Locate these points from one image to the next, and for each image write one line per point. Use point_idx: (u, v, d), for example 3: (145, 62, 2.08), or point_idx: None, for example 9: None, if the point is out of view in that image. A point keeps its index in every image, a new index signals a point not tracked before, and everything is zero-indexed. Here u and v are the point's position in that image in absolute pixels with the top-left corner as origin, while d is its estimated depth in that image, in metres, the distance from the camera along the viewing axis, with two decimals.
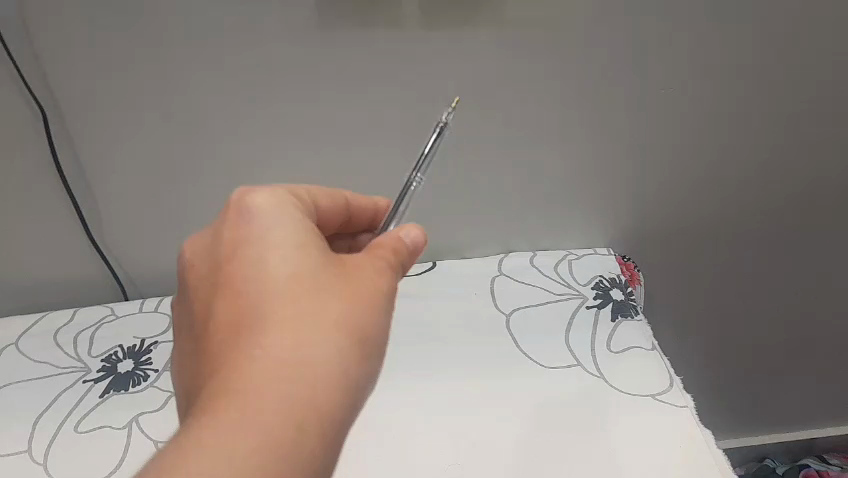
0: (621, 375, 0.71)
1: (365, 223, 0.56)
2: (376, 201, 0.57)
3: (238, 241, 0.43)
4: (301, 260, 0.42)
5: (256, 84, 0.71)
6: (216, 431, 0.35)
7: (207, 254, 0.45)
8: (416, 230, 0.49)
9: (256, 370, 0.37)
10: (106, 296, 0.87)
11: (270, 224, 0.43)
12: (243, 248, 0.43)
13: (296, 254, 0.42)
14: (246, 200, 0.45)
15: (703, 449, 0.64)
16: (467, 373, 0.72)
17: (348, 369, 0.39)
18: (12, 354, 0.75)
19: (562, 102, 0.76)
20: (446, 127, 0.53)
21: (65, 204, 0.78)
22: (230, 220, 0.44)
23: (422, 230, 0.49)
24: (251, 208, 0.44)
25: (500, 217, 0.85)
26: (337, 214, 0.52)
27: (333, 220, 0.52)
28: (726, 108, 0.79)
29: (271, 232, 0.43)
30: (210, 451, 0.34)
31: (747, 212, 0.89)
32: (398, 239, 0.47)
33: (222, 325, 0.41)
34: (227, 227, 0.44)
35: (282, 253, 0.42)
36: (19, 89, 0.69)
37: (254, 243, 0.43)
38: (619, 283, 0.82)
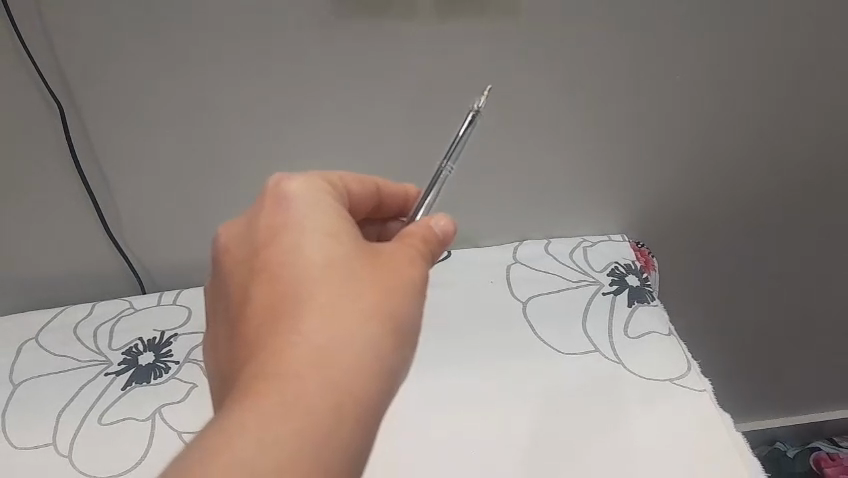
0: (640, 360, 0.72)
1: (395, 209, 0.56)
2: (406, 188, 0.57)
3: (275, 228, 0.44)
4: (336, 247, 0.43)
5: (272, 74, 0.72)
6: (255, 416, 0.36)
7: (243, 239, 0.46)
8: (446, 220, 0.49)
9: (295, 356, 0.38)
10: (123, 290, 0.87)
11: (306, 213, 0.44)
12: (280, 235, 0.43)
13: (330, 241, 0.43)
14: (282, 187, 0.46)
15: (722, 433, 0.65)
16: (486, 362, 0.73)
17: (383, 357, 0.40)
18: (33, 348, 0.76)
19: (573, 90, 0.76)
20: (478, 114, 0.54)
21: (83, 197, 0.79)
22: (267, 206, 0.45)
23: (452, 220, 0.49)
24: (288, 195, 0.45)
25: (513, 206, 0.85)
26: (367, 200, 0.53)
27: (363, 205, 0.53)
28: (738, 94, 0.79)
29: (308, 220, 0.44)
30: (252, 435, 0.35)
31: (761, 196, 0.89)
32: (428, 228, 0.48)
33: (260, 310, 0.41)
34: (264, 214, 0.45)
35: (316, 241, 0.43)
36: (36, 83, 0.71)
37: (292, 230, 0.43)
38: (634, 269, 0.83)
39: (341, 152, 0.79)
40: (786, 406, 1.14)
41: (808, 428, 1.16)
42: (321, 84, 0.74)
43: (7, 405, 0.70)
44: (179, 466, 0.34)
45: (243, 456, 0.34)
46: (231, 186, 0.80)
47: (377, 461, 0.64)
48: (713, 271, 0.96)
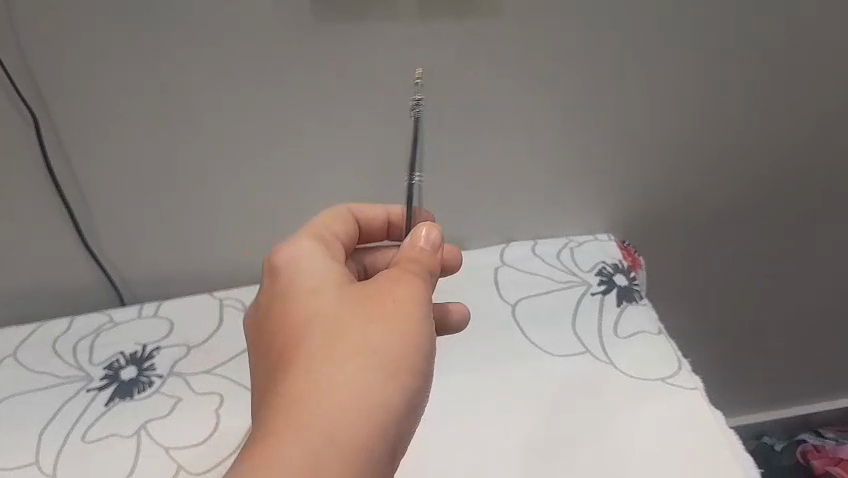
0: (632, 360, 0.71)
1: (380, 231, 0.62)
2: (387, 209, 0.62)
3: (279, 286, 0.50)
4: (331, 292, 0.48)
5: (254, 77, 0.72)
6: (266, 447, 0.40)
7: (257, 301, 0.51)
8: (431, 231, 0.52)
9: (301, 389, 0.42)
10: (102, 304, 0.85)
11: (303, 269, 0.50)
12: (284, 291, 0.49)
13: (326, 292, 0.48)
14: (281, 250, 0.51)
15: (715, 429, 0.64)
16: (477, 367, 0.72)
17: (384, 378, 0.43)
18: (10, 365, 0.74)
19: (554, 89, 0.77)
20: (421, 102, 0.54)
21: (59, 208, 0.77)
22: (271, 270, 0.51)
23: (437, 229, 0.53)
24: (286, 255, 0.51)
25: (498, 207, 0.85)
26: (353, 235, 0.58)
27: (352, 239, 0.59)
28: (718, 90, 0.80)
29: (304, 275, 0.49)
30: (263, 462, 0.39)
31: (745, 192, 0.89)
32: (417, 247, 0.51)
33: (273, 356, 0.46)
34: (270, 278, 0.51)
35: (313, 294, 0.48)
36: (8, 91, 0.69)
37: (293, 285, 0.49)
38: (622, 268, 0.82)
39: (325, 154, 0.78)
40: (775, 400, 1.14)
41: (794, 421, 1.16)
42: (304, 87, 0.73)
43: None
44: None
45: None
46: (212, 193, 0.79)
47: None
48: (698, 268, 0.96)
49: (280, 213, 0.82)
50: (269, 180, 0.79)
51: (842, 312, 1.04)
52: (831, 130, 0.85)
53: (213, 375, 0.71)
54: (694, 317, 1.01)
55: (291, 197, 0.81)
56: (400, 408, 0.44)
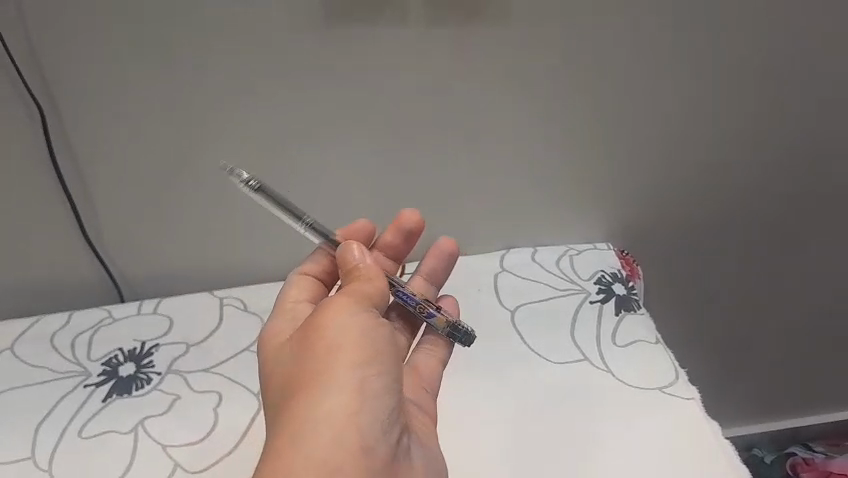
0: (629, 369, 0.72)
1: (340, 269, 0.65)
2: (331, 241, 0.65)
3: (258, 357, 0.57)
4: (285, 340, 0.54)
5: (261, 77, 0.72)
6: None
7: None
8: (351, 249, 0.57)
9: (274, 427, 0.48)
10: (99, 299, 0.85)
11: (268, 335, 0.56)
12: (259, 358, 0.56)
13: (284, 345, 0.53)
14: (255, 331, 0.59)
15: (712, 440, 0.65)
16: (476, 372, 0.72)
17: (333, 385, 0.48)
18: (7, 359, 0.74)
19: (559, 97, 0.77)
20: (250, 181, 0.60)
21: (60, 202, 0.77)
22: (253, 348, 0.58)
23: (353, 246, 0.57)
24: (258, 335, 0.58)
25: (500, 213, 0.85)
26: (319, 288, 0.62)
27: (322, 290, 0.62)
28: (719, 103, 0.81)
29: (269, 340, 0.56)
30: None
31: (743, 205, 0.90)
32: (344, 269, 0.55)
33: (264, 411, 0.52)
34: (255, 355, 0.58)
35: (273, 359, 0.53)
36: (15, 83, 0.69)
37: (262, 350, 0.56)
38: (621, 277, 0.83)
39: (329, 155, 0.78)
40: (767, 413, 1.15)
41: (785, 435, 1.17)
42: (310, 88, 0.73)
43: None
44: None
45: None
46: (214, 191, 0.79)
47: None
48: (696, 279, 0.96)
49: (281, 213, 0.82)
50: (272, 179, 0.79)
51: (836, 328, 1.04)
52: (829, 146, 0.86)
53: (211, 374, 0.71)
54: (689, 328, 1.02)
55: (294, 197, 0.81)
56: (359, 422, 0.47)
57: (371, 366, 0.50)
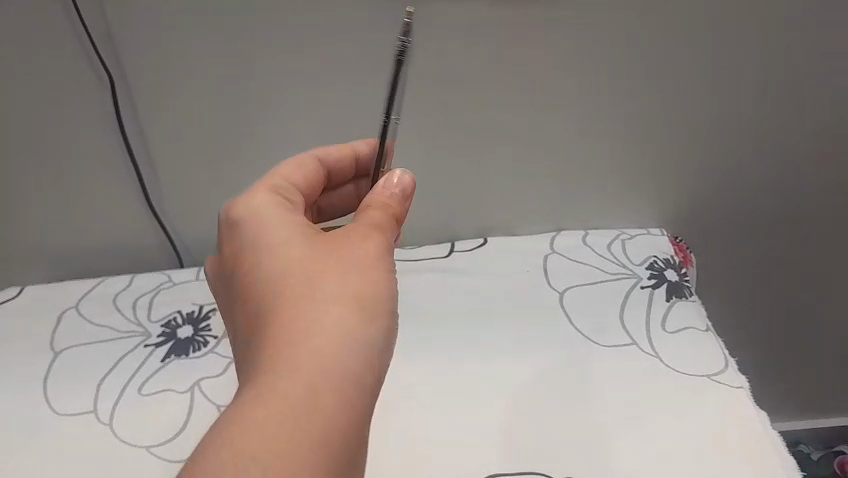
0: (679, 354, 0.71)
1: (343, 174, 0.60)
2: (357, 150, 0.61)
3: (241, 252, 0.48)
4: (292, 248, 0.45)
5: (322, 53, 0.73)
6: (265, 391, 0.37)
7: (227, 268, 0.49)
8: (406, 175, 0.53)
9: (287, 337, 0.40)
10: (160, 264, 0.88)
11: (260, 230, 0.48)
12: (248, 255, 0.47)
13: (291, 248, 0.45)
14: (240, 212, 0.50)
15: (759, 430, 0.64)
16: (520, 355, 0.72)
17: (359, 320, 0.41)
18: (73, 317, 0.77)
19: (614, 80, 0.77)
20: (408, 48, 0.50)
21: (125, 167, 0.80)
22: (231, 235, 0.50)
23: (411, 177, 0.53)
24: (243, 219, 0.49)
25: (552, 196, 0.85)
26: (316, 182, 0.57)
27: (315, 184, 0.57)
28: (780, 88, 0.79)
29: (263, 237, 0.47)
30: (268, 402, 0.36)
31: (800, 195, 0.88)
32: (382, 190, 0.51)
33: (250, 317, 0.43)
34: (229, 243, 0.50)
35: (276, 262, 0.45)
36: (88, 54, 0.72)
37: (254, 246, 0.47)
38: (673, 263, 0.82)
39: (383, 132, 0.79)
40: (815, 409, 1.13)
41: (832, 433, 1.14)
42: (369, 64, 0.74)
43: (48, 371, 0.71)
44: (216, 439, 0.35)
45: (274, 420, 0.35)
46: (269, 164, 0.81)
47: (417, 448, 0.64)
48: (747, 270, 0.95)
49: None
50: None
51: None
52: None
53: None
54: (737, 320, 1.00)
55: None
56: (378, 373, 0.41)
57: (389, 315, 0.44)
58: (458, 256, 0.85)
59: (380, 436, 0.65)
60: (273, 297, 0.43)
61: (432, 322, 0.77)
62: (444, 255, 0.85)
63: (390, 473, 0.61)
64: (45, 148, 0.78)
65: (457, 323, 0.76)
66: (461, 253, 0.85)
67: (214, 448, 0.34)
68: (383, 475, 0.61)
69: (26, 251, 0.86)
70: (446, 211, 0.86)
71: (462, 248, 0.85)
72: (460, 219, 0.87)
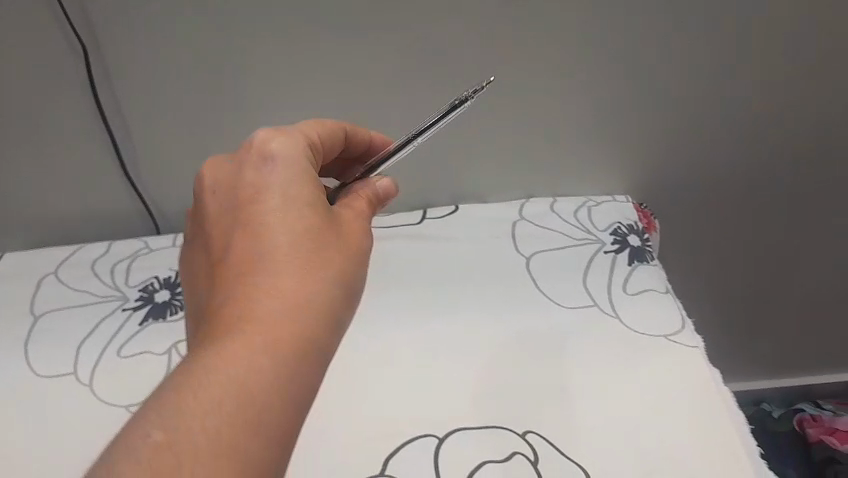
0: (637, 314, 0.75)
1: (358, 146, 0.60)
2: (371, 135, 0.61)
3: (254, 189, 0.47)
4: (308, 215, 0.46)
5: (292, 21, 0.74)
6: (259, 360, 0.39)
7: (231, 191, 0.49)
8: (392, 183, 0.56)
9: (287, 310, 0.42)
10: (138, 230, 0.90)
11: (282, 179, 0.48)
12: (263, 197, 0.47)
13: (304, 215, 0.46)
14: (267, 147, 0.49)
15: (711, 383, 0.68)
16: (487, 317, 0.75)
17: (342, 317, 0.44)
18: (52, 283, 0.79)
19: (578, 52, 0.78)
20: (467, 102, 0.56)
21: (100, 135, 0.81)
22: (251, 160, 0.49)
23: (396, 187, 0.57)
24: (269, 155, 0.49)
25: (521, 164, 0.88)
26: (336, 144, 0.55)
27: (337, 145, 0.55)
28: (743, 61, 0.81)
29: (282, 188, 0.47)
30: (258, 373, 0.38)
31: (762, 164, 0.91)
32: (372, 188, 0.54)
33: (248, 260, 0.44)
34: (248, 167, 0.49)
35: (289, 223, 0.45)
36: (59, 21, 0.73)
37: (271, 192, 0.47)
38: (636, 229, 0.85)
39: (355, 101, 0.80)
40: (776, 368, 1.17)
41: (792, 391, 1.20)
42: (338, 34, 0.75)
43: (28, 336, 0.73)
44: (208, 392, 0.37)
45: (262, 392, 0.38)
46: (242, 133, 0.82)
47: (387, 405, 0.67)
48: (709, 235, 0.98)
49: None
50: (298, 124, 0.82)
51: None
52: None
53: None
54: (701, 282, 1.04)
55: None
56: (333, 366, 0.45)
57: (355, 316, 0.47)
58: (429, 223, 0.87)
59: (352, 394, 0.68)
60: (276, 252, 0.44)
61: (402, 285, 0.79)
62: (416, 222, 0.88)
63: (359, 429, 0.64)
64: (20, 116, 0.80)
65: (426, 285, 0.79)
66: (432, 220, 0.87)
67: (206, 390, 0.37)
68: (355, 431, 0.64)
69: (4, 218, 0.88)
70: (418, 178, 0.88)
71: (433, 215, 0.88)
72: (431, 187, 0.89)
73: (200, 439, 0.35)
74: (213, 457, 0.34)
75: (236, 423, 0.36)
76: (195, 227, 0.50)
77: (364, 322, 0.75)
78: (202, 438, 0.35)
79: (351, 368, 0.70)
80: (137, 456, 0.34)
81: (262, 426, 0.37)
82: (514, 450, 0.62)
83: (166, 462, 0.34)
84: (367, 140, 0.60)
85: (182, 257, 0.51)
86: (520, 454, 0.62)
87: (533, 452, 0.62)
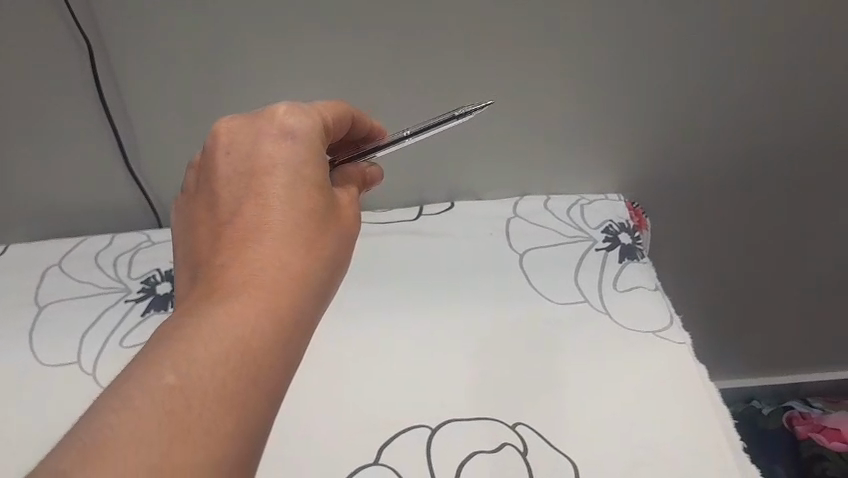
0: (626, 310, 0.77)
1: (363, 131, 0.61)
2: (373, 124, 0.62)
3: (270, 160, 0.48)
4: (316, 194, 0.48)
5: (293, 21, 0.76)
6: (259, 331, 0.41)
7: (244, 157, 0.49)
8: (378, 171, 0.60)
9: (288, 286, 0.43)
10: (140, 224, 0.92)
11: (297, 156, 0.49)
12: (277, 170, 0.48)
13: (313, 194, 0.47)
14: (288, 122, 0.50)
15: (697, 377, 0.70)
16: (480, 313, 0.77)
17: (329, 298, 0.46)
18: (56, 275, 0.81)
19: (572, 55, 0.80)
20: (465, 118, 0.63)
21: (104, 131, 0.83)
22: (270, 131, 0.50)
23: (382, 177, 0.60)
24: (289, 131, 0.50)
25: (516, 163, 0.89)
26: (343, 125, 0.56)
27: (343, 127, 0.56)
28: (734, 65, 0.83)
29: (296, 164, 0.48)
30: (257, 343, 0.40)
31: (753, 166, 0.93)
32: (357, 177, 0.57)
33: (255, 230, 0.45)
34: (265, 137, 0.49)
35: (299, 200, 0.47)
36: (65, 20, 0.75)
37: (286, 166, 0.48)
38: (628, 227, 0.87)
39: (354, 99, 0.82)
40: (767, 367, 1.19)
41: (783, 389, 1.21)
42: (339, 35, 0.77)
43: (33, 326, 0.75)
44: (211, 356, 0.39)
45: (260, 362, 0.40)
46: None
47: (383, 396, 0.69)
48: (700, 234, 1.00)
49: None
50: None
51: (840, 288, 1.07)
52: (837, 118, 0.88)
53: None
54: (692, 281, 1.06)
55: None
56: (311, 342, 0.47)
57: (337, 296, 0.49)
58: (425, 221, 0.89)
59: (348, 386, 0.70)
60: (284, 227, 0.45)
61: (398, 280, 0.81)
62: (413, 217, 0.90)
63: (354, 420, 0.66)
64: (26, 112, 0.81)
65: (421, 280, 0.81)
66: (428, 218, 0.89)
67: (209, 354, 0.39)
68: (349, 422, 0.66)
69: (8, 212, 0.89)
70: (415, 175, 0.90)
71: (430, 213, 0.90)
72: (427, 184, 0.91)
73: (209, 386, 0.38)
74: (221, 404, 0.37)
75: (242, 374, 0.39)
76: (198, 183, 0.51)
77: (360, 316, 0.77)
78: (205, 391, 0.37)
79: (347, 362, 0.72)
80: (151, 397, 0.36)
81: (266, 380, 0.39)
82: (505, 441, 0.64)
83: (179, 405, 0.36)
84: (371, 126, 0.61)
85: (179, 202, 0.52)
86: (510, 446, 0.63)
87: (524, 443, 0.64)
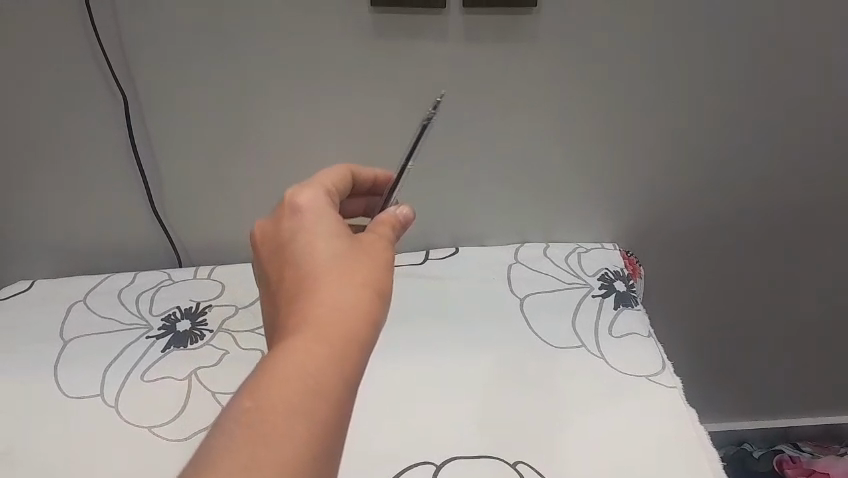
0: (619, 355, 0.81)
1: (368, 185, 0.64)
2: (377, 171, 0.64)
3: (289, 232, 0.51)
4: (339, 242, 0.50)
5: (316, 77, 0.84)
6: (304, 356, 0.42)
7: (271, 235, 0.53)
8: (406, 208, 0.58)
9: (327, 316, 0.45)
10: (161, 262, 0.97)
11: (314, 220, 0.52)
12: (297, 236, 0.51)
13: (333, 243, 0.50)
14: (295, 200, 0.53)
15: (689, 424, 0.73)
16: (482, 352, 0.81)
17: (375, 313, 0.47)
18: (81, 310, 0.86)
19: (567, 112, 0.88)
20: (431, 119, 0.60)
21: (132, 170, 0.90)
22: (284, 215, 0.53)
23: (410, 208, 0.58)
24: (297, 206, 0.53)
25: (515, 210, 0.95)
26: (343, 182, 0.60)
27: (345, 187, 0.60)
28: (718, 122, 0.90)
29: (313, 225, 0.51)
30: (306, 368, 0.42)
31: (739, 217, 0.99)
32: (392, 214, 0.56)
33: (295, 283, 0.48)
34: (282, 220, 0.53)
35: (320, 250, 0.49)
36: (102, 68, 0.83)
37: (303, 231, 0.51)
38: (623, 275, 0.92)
39: (366, 145, 0.88)
40: (757, 411, 1.23)
41: (774, 434, 1.24)
42: (358, 90, 0.85)
43: (59, 357, 0.79)
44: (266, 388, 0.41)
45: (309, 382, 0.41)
46: (265, 180, 0.91)
47: (387, 429, 0.73)
48: (690, 279, 1.05)
49: None
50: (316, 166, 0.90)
51: (823, 335, 1.12)
52: (813, 173, 0.96)
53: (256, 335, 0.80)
54: (683, 325, 1.11)
55: None
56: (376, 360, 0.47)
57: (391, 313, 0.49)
58: (431, 264, 0.94)
59: (354, 419, 0.74)
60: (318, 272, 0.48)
61: (404, 323, 0.85)
62: (419, 261, 0.95)
63: (360, 453, 0.70)
64: (62, 150, 0.88)
65: (427, 319, 0.86)
66: (434, 262, 0.94)
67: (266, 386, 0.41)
68: (355, 453, 0.70)
69: (38, 244, 0.95)
70: (420, 220, 0.96)
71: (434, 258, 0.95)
72: (433, 229, 0.97)
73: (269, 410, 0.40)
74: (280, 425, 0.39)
75: (299, 393, 0.40)
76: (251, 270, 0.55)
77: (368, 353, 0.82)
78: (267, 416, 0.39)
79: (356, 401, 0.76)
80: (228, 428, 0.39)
81: (318, 394, 0.41)
82: None
83: (258, 426, 0.39)
84: (372, 178, 0.64)
85: None
86: None
87: None
